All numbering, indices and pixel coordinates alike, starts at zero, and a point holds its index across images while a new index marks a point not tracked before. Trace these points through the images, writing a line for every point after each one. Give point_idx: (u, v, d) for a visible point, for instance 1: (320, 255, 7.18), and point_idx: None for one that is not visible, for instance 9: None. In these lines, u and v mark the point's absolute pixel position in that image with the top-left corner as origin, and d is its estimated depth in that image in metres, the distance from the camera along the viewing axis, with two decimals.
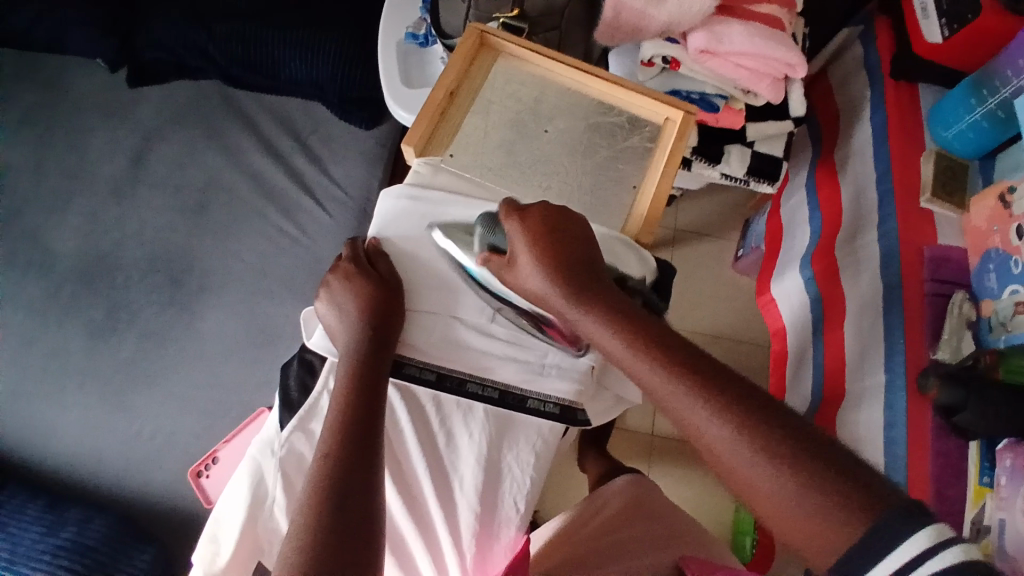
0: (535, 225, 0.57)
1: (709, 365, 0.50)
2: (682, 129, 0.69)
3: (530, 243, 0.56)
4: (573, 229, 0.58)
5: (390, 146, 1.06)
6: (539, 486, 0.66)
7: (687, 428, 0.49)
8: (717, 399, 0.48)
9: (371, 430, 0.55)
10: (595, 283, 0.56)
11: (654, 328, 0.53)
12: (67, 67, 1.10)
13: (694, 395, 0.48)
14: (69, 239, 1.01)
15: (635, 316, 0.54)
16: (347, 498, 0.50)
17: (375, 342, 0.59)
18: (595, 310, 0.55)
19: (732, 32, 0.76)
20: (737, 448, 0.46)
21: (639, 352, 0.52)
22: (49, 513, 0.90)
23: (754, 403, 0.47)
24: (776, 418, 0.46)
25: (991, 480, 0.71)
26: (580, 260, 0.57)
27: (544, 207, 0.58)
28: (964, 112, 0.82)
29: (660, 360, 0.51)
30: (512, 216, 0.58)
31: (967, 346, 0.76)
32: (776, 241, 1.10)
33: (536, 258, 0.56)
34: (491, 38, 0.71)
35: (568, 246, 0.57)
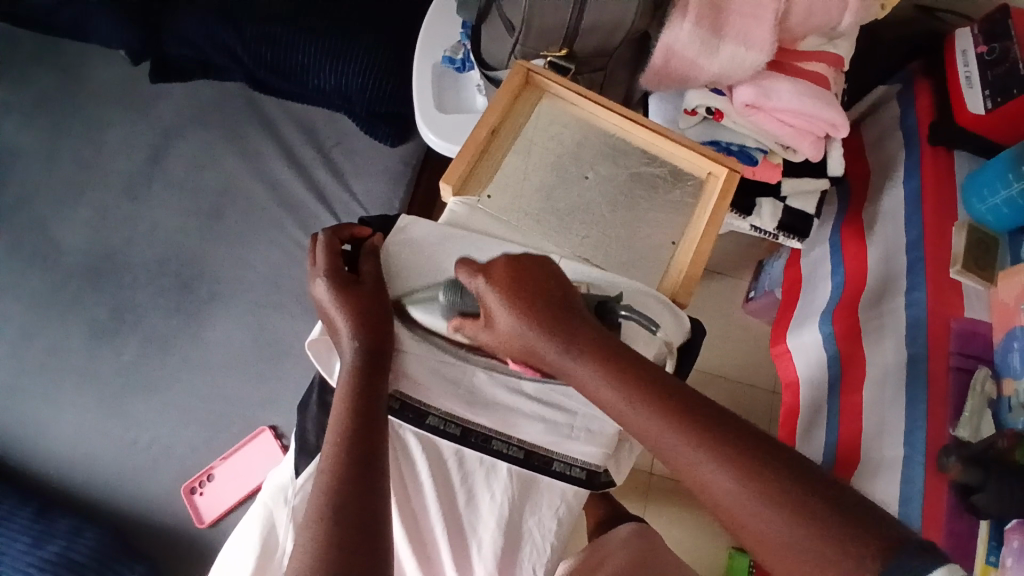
0: (502, 278, 0.56)
1: (706, 409, 0.50)
2: (726, 186, 0.68)
3: (506, 292, 0.55)
4: (544, 274, 0.57)
5: (414, 164, 1.03)
6: (559, 552, 0.64)
7: (688, 478, 0.49)
8: (717, 448, 0.48)
9: (372, 440, 0.53)
10: (579, 328, 0.55)
11: (647, 370, 0.53)
12: (88, 55, 1.08)
13: (695, 447, 0.48)
14: (77, 233, 0.99)
15: (628, 358, 0.54)
16: (345, 516, 0.48)
17: (372, 344, 0.57)
18: (586, 356, 0.54)
19: (780, 88, 0.75)
20: (743, 498, 0.46)
21: (635, 398, 0.51)
22: (37, 521, 0.87)
23: (753, 448, 0.48)
24: (777, 460, 0.47)
25: (998, 560, 0.70)
26: (558, 305, 0.56)
27: (508, 260, 0.58)
28: (1000, 185, 0.81)
29: (656, 409, 0.51)
30: (476, 274, 0.56)
31: (987, 427, 0.74)
32: (794, 290, 1.09)
33: (508, 306, 0.55)
34: (537, 77, 0.70)
35: (542, 296, 0.56)
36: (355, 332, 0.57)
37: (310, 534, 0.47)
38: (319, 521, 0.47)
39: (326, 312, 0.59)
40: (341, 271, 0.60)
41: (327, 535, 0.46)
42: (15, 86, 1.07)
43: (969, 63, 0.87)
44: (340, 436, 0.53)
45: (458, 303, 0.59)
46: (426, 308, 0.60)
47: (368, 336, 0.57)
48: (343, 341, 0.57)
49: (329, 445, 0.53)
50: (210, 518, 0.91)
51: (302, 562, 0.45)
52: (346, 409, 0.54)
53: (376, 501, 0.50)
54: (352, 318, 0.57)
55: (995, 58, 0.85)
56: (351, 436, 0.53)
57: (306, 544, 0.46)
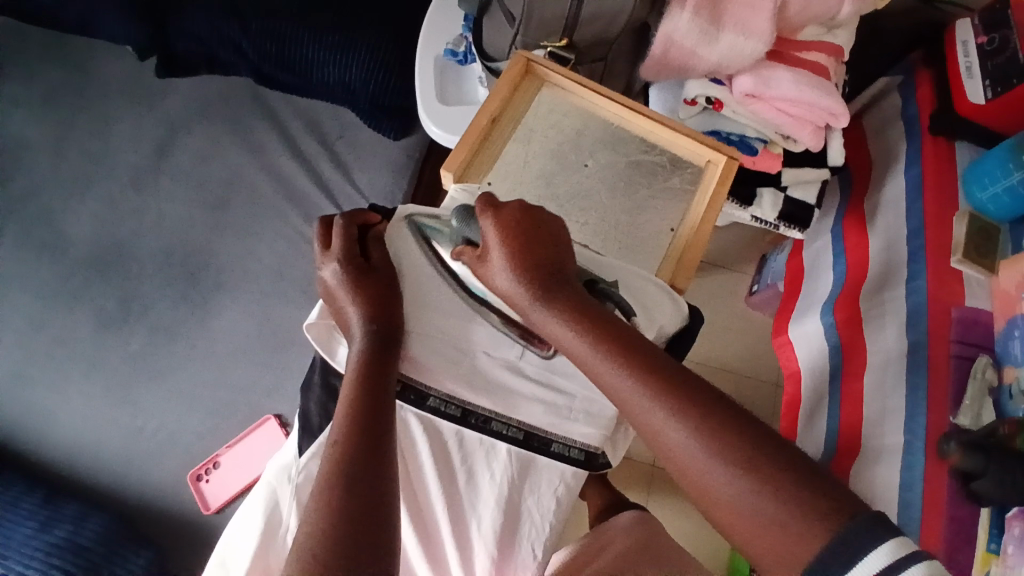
0: (508, 219, 0.56)
1: (676, 373, 0.50)
2: (725, 174, 0.68)
3: (503, 241, 0.55)
4: (545, 224, 0.56)
5: (417, 156, 1.05)
6: (557, 531, 0.66)
7: (651, 435, 0.49)
8: (684, 408, 0.48)
9: (380, 419, 0.54)
10: (563, 286, 0.55)
11: (624, 332, 0.53)
12: (96, 50, 1.09)
13: (656, 402, 0.49)
14: (85, 225, 1.01)
15: (606, 322, 0.54)
16: (356, 486, 0.49)
17: (380, 329, 0.58)
18: (567, 312, 0.54)
19: (780, 77, 0.75)
20: (703, 457, 0.46)
21: (608, 356, 0.52)
22: (44, 507, 0.88)
23: (719, 411, 0.47)
24: (742, 425, 0.47)
25: (999, 547, 0.70)
26: (550, 259, 0.56)
27: (521, 205, 0.57)
28: (1000, 174, 0.81)
29: (626, 366, 0.51)
30: (487, 210, 0.56)
31: (988, 414, 0.74)
32: (796, 282, 1.09)
33: (505, 253, 0.55)
34: (538, 67, 0.70)
35: (541, 245, 0.56)
36: (366, 318, 0.58)
37: (316, 511, 0.47)
38: (329, 493, 0.48)
39: (334, 295, 0.60)
40: (353, 256, 0.60)
41: (338, 505, 0.47)
42: (25, 80, 1.08)
43: (969, 54, 0.88)
44: (350, 414, 0.54)
45: (464, 233, 0.59)
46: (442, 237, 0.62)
47: (380, 319, 0.58)
48: (353, 325, 0.58)
49: (337, 424, 0.54)
50: (216, 503, 0.92)
51: (307, 537, 0.46)
52: (355, 388, 0.55)
53: (387, 475, 0.51)
54: (362, 302, 0.58)
55: (995, 47, 0.85)
56: (360, 415, 0.54)
57: (314, 514, 0.47)
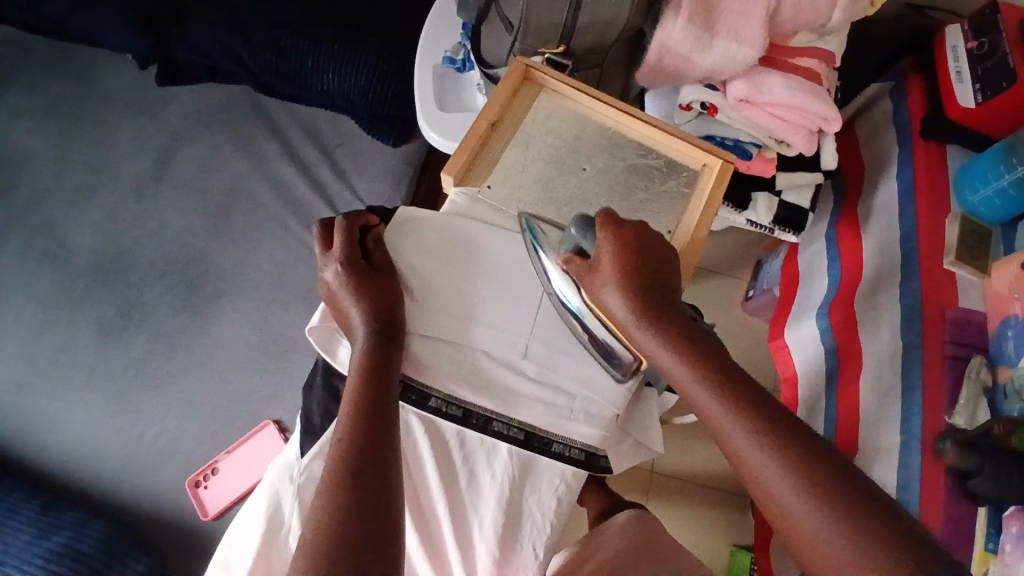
0: (627, 239, 0.56)
1: (781, 415, 0.50)
2: (720, 178, 0.70)
3: (618, 260, 0.55)
4: (657, 249, 0.57)
5: (416, 165, 1.06)
6: (557, 531, 0.67)
7: (744, 469, 0.49)
8: (788, 449, 0.48)
9: (384, 416, 0.55)
10: (672, 311, 0.55)
11: (730, 366, 0.53)
12: (98, 61, 1.11)
13: (754, 438, 0.49)
14: (86, 232, 1.01)
15: (712, 352, 0.54)
16: (363, 479, 0.49)
17: (384, 329, 0.59)
18: (675, 338, 0.54)
19: (773, 83, 0.77)
20: (800, 502, 0.46)
21: (713, 388, 0.52)
22: (43, 515, 0.88)
23: (816, 456, 0.47)
24: (843, 477, 0.46)
25: (996, 546, 0.70)
26: (661, 283, 0.56)
27: (639, 225, 0.57)
28: (991, 176, 0.82)
29: (729, 398, 0.51)
30: (607, 227, 0.56)
31: (982, 415, 0.74)
32: (792, 286, 1.10)
33: (617, 273, 0.55)
34: (536, 73, 0.72)
35: (653, 268, 0.56)
36: (370, 317, 0.59)
37: (324, 506, 0.48)
38: (337, 485, 0.49)
39: (336, 296, 0.60)
40: (356, 259, 0.60)
41: (346, 497, 0.48)
42: (27, 91, 1.09)
43: (959, 58, 0.90)
44: (354, 410, 0.54)
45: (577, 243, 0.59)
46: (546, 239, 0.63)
47: (383, 319, 0.59)
48: (355, 324, 0.59)
49: (342, 422, 0.54)
50: (214, 510, 0.92)
51: (315, 531, 0.46)
52: (358, 384, 0.56)
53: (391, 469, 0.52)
54: (367, 304, 0.59)
55: (985, 52, 0.86)
56: (365, 412, 0.54)
57: (321, 507, 0.48)
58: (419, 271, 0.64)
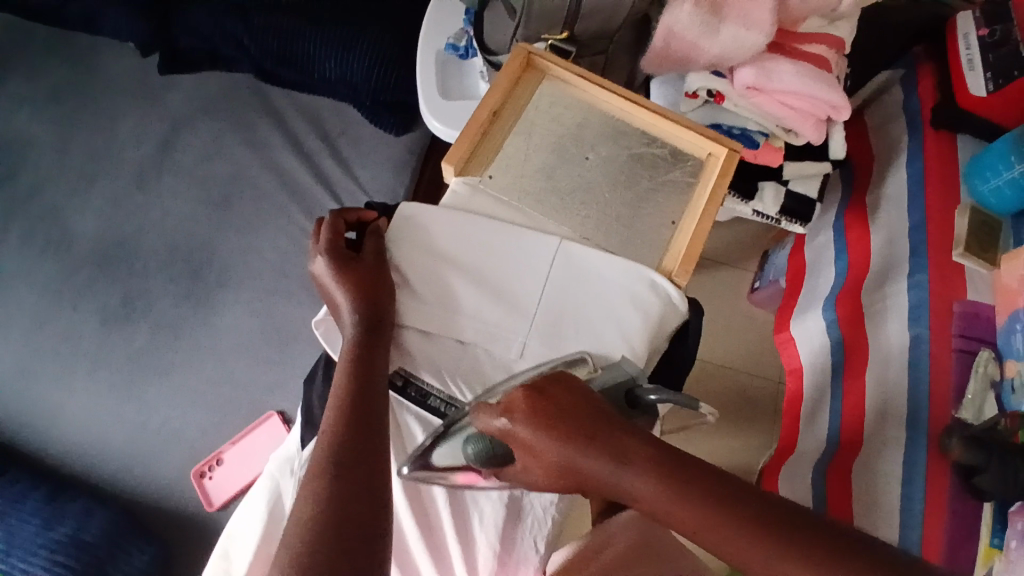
0: (531, 410, 0.48)
1: (786, 513, 0.46)
2: (726, 166, 0.68)
3: (543, 433, 0.47)
4: (576, 397, 0.49)
5: (419, 153, 1.05)
6: (558, 526, 0.67)
7: None
8: (814, 558, 0.44)
9: (371, 417, 0.54)
10: (622, 451, 0.47)
11: (717, 481, 0.47)
12: (100, 49, 1.10)
13: (783, 561, 0.44)
14: (89, 222, 1.01)
15: (692, 471, 0.47)
16: (347, 465, 0.50)
17: (371, 314, 0.60)
18: (648, 483, 0.46)
19: (782, 70, 0.75)
20: None
21: (709, 515, 0.45)
22: (48, 504, 0.88)
23: (848, 557, 0.43)
24: (855, 555, 0.44)
25: (1002, 542, 0.69)
26: (604, 427, 0.48)
27: (530, 387, 0.49)
28: (1002, 168, 0.81)
29: (727, 521, 0.45)
30: (500, 413, 0.49)
31: (990, 408, 0.73)
32: (798, 278, 1.09)
33: (549, 443, 0.47)
34: (538, 60, 0.71)
35: (577, 426, 0.48)
36: (353, 304, 0.59)
37: (309, 508, 0.48)
38: (319, 473, 0.50)
39: (326, 286, 0.62)
40: (341, 250, 0.63)
41: (326, 494, 0.48)
42: (28, 79, 1.08)
43: (970, 45, 0.87)
44: (338, 411, 0.54)
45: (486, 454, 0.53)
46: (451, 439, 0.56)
47: (369, 311, 0.60)
48: (343, 316, 0.60)
49: (327, 420, 0.54)
50: (219, 501, 0.92)
51: (299, 532, 0.46)
52: (347, 372, 0.56)
53: (377, 451, 0.53)
54: (351, 291, 0.60)
55: (996, 39, 0.85)
56: (347, 412, 0.54)
57: (310, 492, 0.49)
58: (422, 269, 0.65)
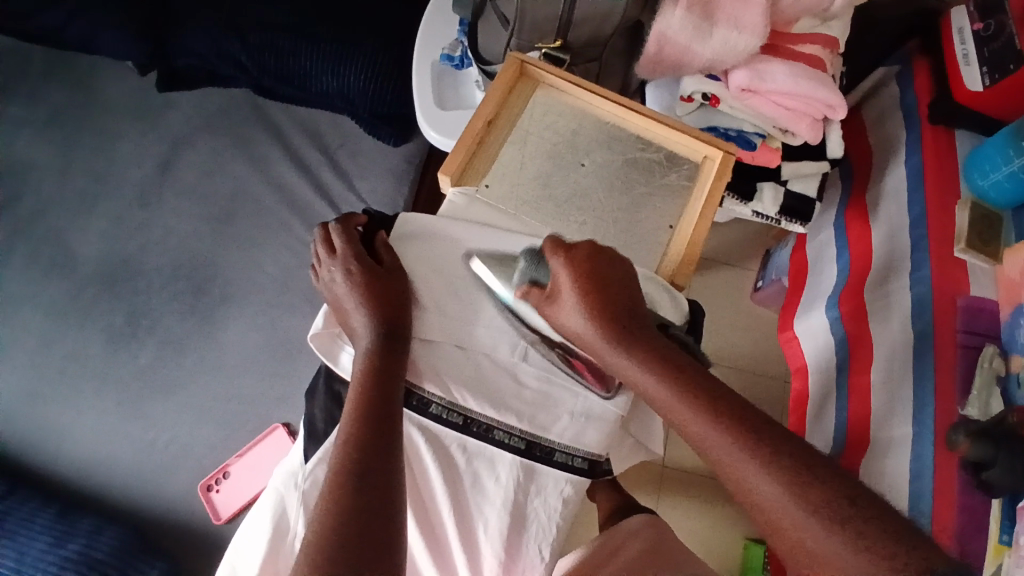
0: (581, 263, 0.57)
1: (740, 407, 0.52)
2: (722, 169, 0.68)
3: (576, 284, 0.56)
4: (617, 270, 0.58)
5: (417, 163, 1.06)
6: (563, 534, 0.67)
7: (726, 475, 0.50)
8: (751, 442, 0.49)
9: (387, 426, 0.55)
10: (639, 331, 0.56)
11: (687, 368, 0.55)
12: (99, 69, 1.11)
13: (723, 436, 0.50)
14: (92, 241, 1.02)
15: (674, 359, 0.55)
16: (366, 464, 0.52)
17: (388, 323, 0.60)
18: (637, 354, 0.55)
19: (775, 71, 0.75)
20: (777, 491, 0.47)
21: (673, 387, 0.53)
22: (58, 522, 0.89)
23: (782, 448, 0.49)
24: (840, 493, 0.46)
25: (1011, 539, 0.68)
26: (626, 306, 0.57)
27: (592, 246, 0.58)
28: (1001, 161, 0.80)
29: (709, 415, 0.51)
30: (557, 253, 0.58)
31: (996, 403, 0.72)
32: (801, 276, 1.09)
33: (579, 296, 0.56)
34: (531, 68, 0.71)
35: (613, 287, 0.57)
36: (370, 314, 0.60)
37: (319, 519, 0.48)
38: (336, 487, 0.50)
39: (342, 298, 0.62)
40: (362, 259, 0.62)
41: (339, 505, 0.48)
42: (27, 102, 1.09)
43: (965, 41, 0.88)
44: (355, 420, 0.55)
45: (533, 274, 0.60)
46: (504, 272, 0.63)
47: (391, 322, 0.60)
48: (360, 324, 0.60)
49: (343, 430, 0.54)
50: (227, 513, 0.92)
51: (311, 543, 0.46)
52: (363, 375, 0.57)
53: (393, 453, 0.54)
54: (367, 296, 0.60)
55: (991, 33, 0.85)
56: (365, 422, 0.54)
57: (331, 486, 0.50)
58: (424, 279, 0.65)
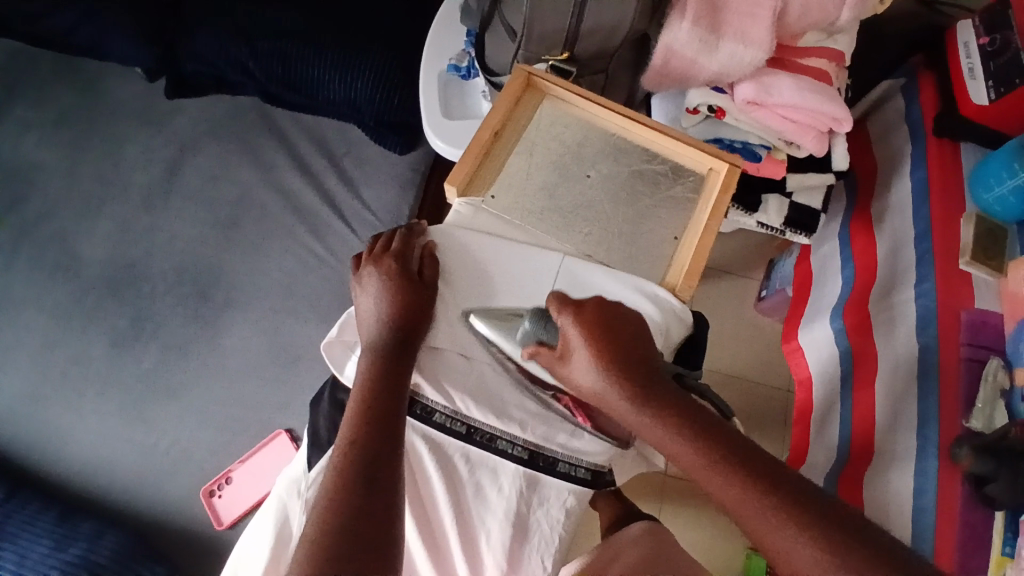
0: (591, 321, 0.55)
1: (774, 473, 0.49)
2: (727, 181, 0.69)
3: (590, 343, 0.54)
4: (625, 324, 0.56)
5: (422, 171, 1.06)
6: (565, 543, 0.67)
7: (767, 549, 0.47)
8: (794, 514, 0.47)
9: (390, 431, 0.55)
10: (658, 388, 0.53)
11: (715, 432, 0.51)
12: (107, 74, 1.12)
13: (763, 509, 0.47)
14: (98, 245, 1.02)
15: (700, 421, 0.52)
16: (366, 469, 0.51)
17: (406, 332, 0.60)
18: (662, 417, 0.52)
19: (781, 84, 0.76)
20: (828, 569, 0.45)
21: (704, 453, 0.50)
22: (59, 527, 0.89)
23: (827, 518, 0.46)
24: (893, 565, 0.44)
25: (1014, 551, 0.68)
26: (641, 363, 0.54)
27: (598, 302, 0.56)
28: (1006, 174, 0.81)
29: (747, 488, 0.48)
30: (566, 309, 0.56)
31: (1000, 417, 0.72)
32: (805, 287, 1.09)
33: (593, 355, 0.54)
34: (538, 80, 0.71)
35: (626, 342, 0.55)
36: (392, 319, 0.60)
37: (319, 521, 0.48)
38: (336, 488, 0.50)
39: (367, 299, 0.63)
40: (393, 265, 0.63)
41: (338, 509, 0.48)
42: (35, 105, 1.10)
43: (971, 54, 0.88)
44: (356, 423, 0.55)
45: (540, 333, 0.59)
46: (507, 326, 0.62)
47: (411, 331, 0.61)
48: (379, 327, 0.61)
49: (346, 432, 0.54)
50: (229, 519, 0.93)
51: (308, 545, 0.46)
52: (371, 380, 0.57)
53: (392, 459, 0.54)
54: (388, 296, 0.61)
55: (996, 48, 0.85)
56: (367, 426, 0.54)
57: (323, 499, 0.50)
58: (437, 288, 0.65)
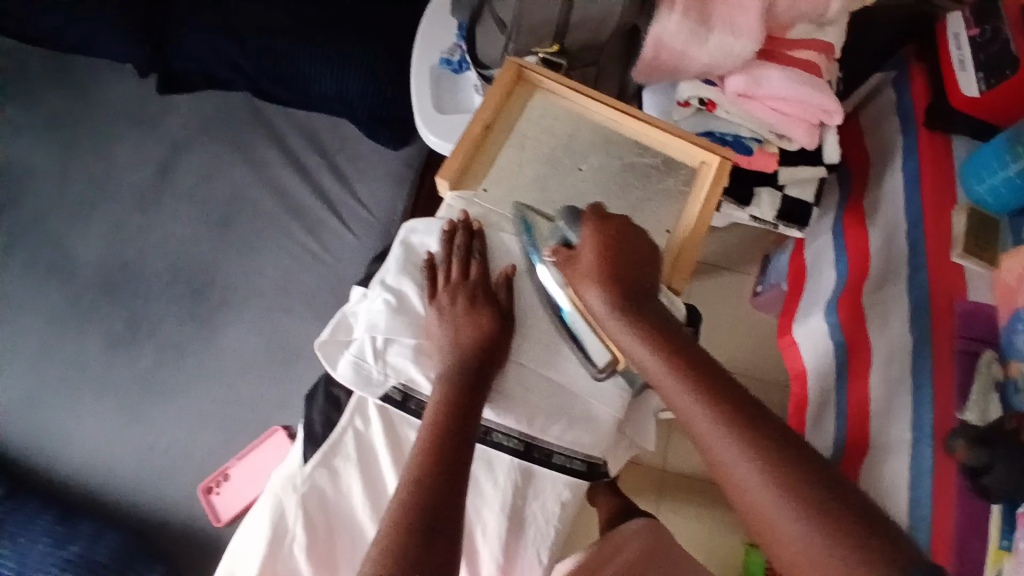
0: (605, 234, 0.59)
1: (738, 397, 0.52)
2: (718, 173, 0.68)
3: (598, 251, 0.58)
4: (636, 244, 0.59)
5: (417, 167, 1.06)
6: (562, 536, 0.69)
7: (713, 461, 0.50)
8: (747, 431, 0.49)
9: (462, 443, 0.57)
10: (644, 304, 0.57)
11: (690, 353, 0.55)
12: (99, 74, 1.11)
13: (717, 423, 0.50)
14: (92, 245, 1.02)
15: (680, 341, 0.56)
16: (441, 487, 0.53)
17: (481, 343, 0.61)
18: (642, 329, 0.56)
19: (771, 76, 0.76)
20: (764, 481, 0.47)
21: (672, 367, 0.54)
22: (55, 528, 0.89)
23: (774, 443, 0.48)
24: (829, 491, 0.46)
25: (1010, 544, 0.68)
26: (637, 279, 0.58)
27: (621, 218, 0.60)
28: (998, 166, 0.80)
29: (708, 403, 0.51)
30: (592, 219, 0.60)
31: (994, 410, 0.72)
32: (799, 280, 1.09)
33: (598, 262, 0.58)
34: (529, 73, 0.71)
35: (631, 262, 0.58)
36: (467, 332, 0.61)
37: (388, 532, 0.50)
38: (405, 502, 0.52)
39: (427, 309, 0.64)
40: (460, 276, 0.64)
41: (407, 519, 0.50)
42: (28, 106, 1.10)
43: (961, 46, 0.88)
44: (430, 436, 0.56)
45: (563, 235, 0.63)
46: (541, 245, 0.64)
47: (487, 342, 0.62)
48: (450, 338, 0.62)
49: (419, 446, 0.56)
50: (227, 515, 0.92)
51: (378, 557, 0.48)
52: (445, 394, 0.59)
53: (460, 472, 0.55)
54: (459, 309, 0.62)
55: (987, 39, 0.86)
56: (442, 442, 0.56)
57: (400, 512, 0.51)
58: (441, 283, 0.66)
